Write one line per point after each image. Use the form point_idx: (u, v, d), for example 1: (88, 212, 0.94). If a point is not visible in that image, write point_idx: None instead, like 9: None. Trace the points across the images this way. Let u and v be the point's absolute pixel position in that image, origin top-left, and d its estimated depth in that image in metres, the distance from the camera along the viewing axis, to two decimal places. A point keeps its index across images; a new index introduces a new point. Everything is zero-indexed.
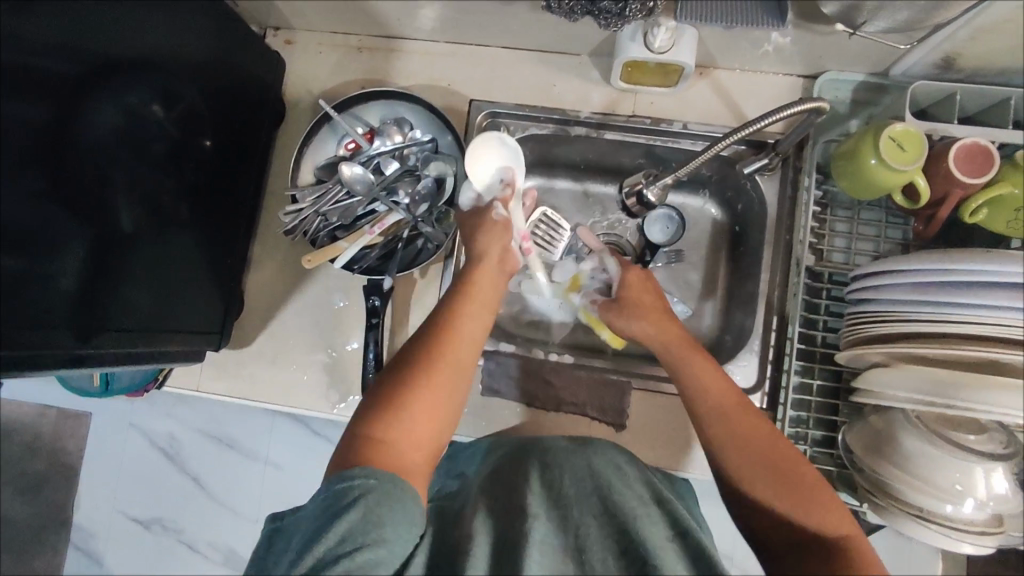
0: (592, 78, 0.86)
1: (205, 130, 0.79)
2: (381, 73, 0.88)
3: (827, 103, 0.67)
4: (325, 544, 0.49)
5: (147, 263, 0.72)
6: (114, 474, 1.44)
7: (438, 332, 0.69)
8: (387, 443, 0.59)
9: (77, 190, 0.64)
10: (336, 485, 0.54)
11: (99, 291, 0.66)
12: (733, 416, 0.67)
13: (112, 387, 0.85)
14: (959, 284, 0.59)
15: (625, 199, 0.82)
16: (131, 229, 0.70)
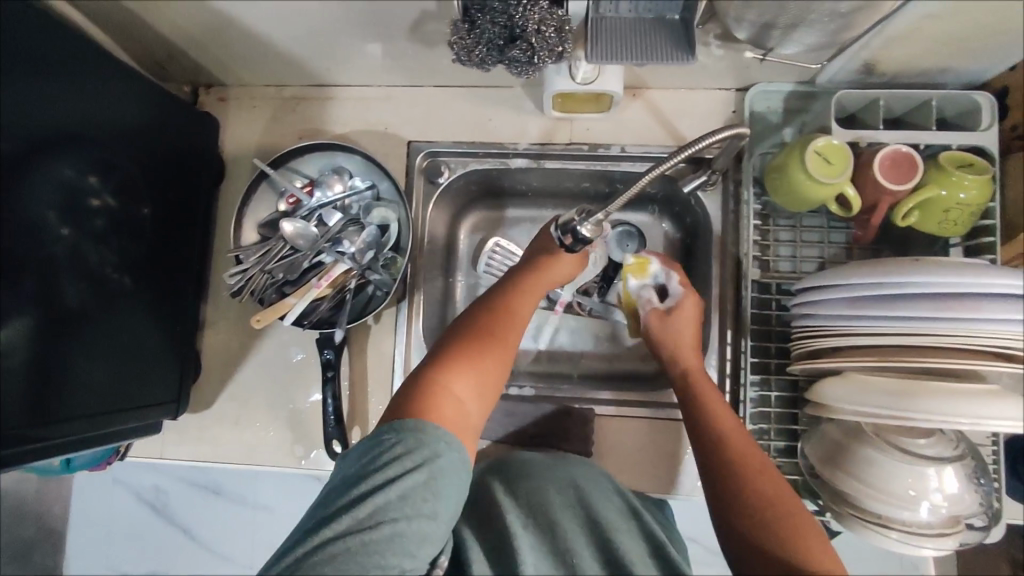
0: (527, 109, 0.86)
1: (143, 198, 0.78)
2: (316, 123, 0.88)
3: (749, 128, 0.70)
4: (385, 498, 0.53)
5: (99, 341, 0.71)
6: (105, 534, 1.44)
7: (497, 309, 0.71)
8: (457, 397, 0.62)
9: (18, 276, 0.63)
10: (403, 432, 0.56)
11: (47, 383, 0.65)
12: (731, 450, 0.65)
13: (74, 463, 0.84)
14: (896, 298, 0.59)
15: (558, 235, 0.70)
16: (76, 307, 0.69)
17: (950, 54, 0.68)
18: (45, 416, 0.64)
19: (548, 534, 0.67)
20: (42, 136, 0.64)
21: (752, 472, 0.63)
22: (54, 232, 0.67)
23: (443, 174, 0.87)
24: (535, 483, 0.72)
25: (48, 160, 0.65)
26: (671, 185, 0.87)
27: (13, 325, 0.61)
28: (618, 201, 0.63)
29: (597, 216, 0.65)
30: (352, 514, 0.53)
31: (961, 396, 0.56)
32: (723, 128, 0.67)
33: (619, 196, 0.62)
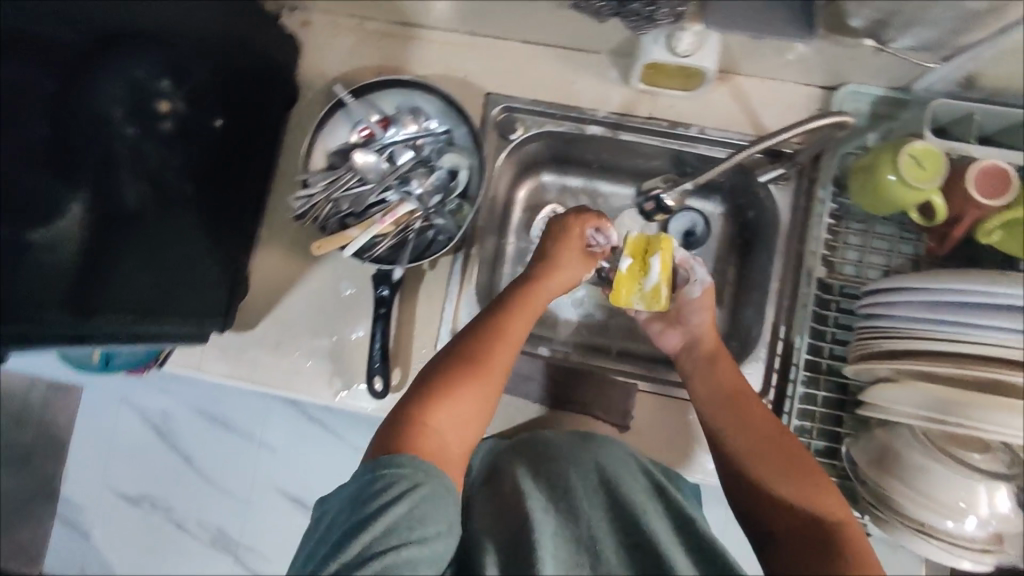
0: (611, 77, 0.85)
1: (216, 109, 0.81)
2: (396, 60, 0.87)
3: (852, 120, 0.71)
4: (370, 535, 0.53)
5: (140, 249, 0.72)
6: (107, 448, 1.44)
7: (491, 326, 0.71)
8: (432, 428, 0.63)
9: (79, 163, 0.68)
10: (378, 469, 0.58)
11: (95, 279, 0.68)
12: (746, 421, 0.71)
13: (112, 363, 0.84)
14: (969, 305, 0.60)
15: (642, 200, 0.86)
16: (134, 209, 0.72)
17: None
18: (82, 315, 0.65)
19: (571, 517, 0.65)
20: (104, 31, 0.69)
21: (767, 442, 0.69)
22: (119, 129, 0.72)
23: (517, 131, 0.86)
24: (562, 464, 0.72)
25: (111, 61, 0.70)
26: (743, 173, 0.86)
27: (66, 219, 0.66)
28: (706, 175, 0.78)
29: (682, 185, 0.82)
30: (339, 554, 0.53)
31: None
32: (820, 117, 0.72)
33: (704, 175, 0.78)
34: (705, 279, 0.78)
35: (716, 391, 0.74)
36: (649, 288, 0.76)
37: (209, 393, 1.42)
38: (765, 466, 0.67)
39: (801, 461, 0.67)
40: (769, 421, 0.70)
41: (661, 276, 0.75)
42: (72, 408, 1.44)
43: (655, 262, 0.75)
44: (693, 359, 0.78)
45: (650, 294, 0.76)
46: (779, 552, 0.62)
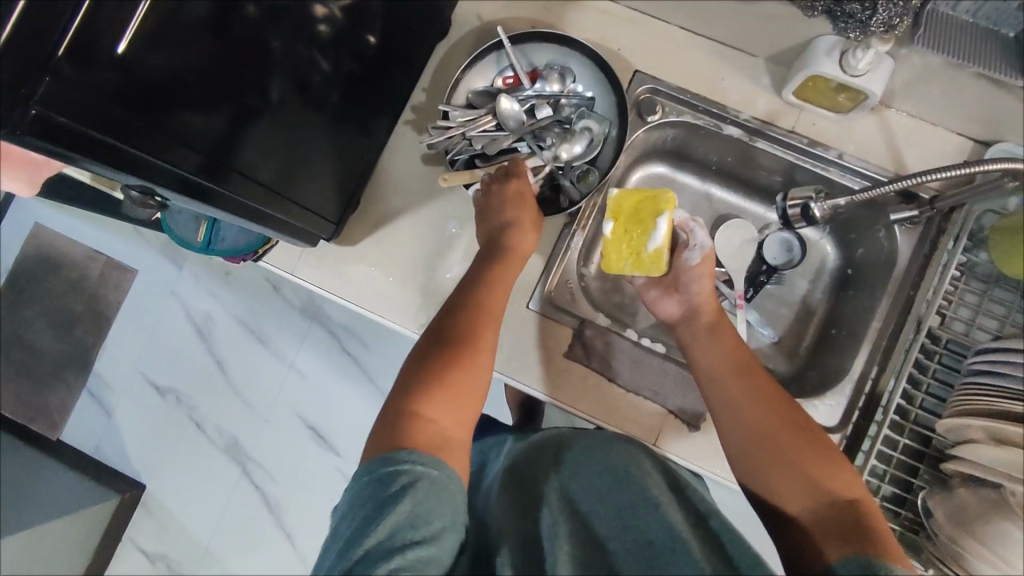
0: (762, 83, 0.84)
1: (372, 26, 0.77)
2: (553, 19, 0.87)
3: None
4: (375, 538, 0.48)
5: (269, 138, 0.69)
6: (150, 334, 1.48)
7: (469, 314, 0.69)
8: (429, 419, 0.59)
9: (241, 37, 0.60)
10: (376, 472, 0.53)
11: (231, 146, 0.63)
12: (752, 391, 0.67)
13: (214, 247, 0.86)
14: None
15: (785, 204, 0.82)
16: (275, 103, 0.68)
17: None
18: (214, 171, 0.61)
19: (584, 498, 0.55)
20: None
21: (771, 418, 0.65)
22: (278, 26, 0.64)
23: (655, 114, 0.86)
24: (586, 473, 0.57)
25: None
26: (870, 208, 0.85)
27: (212, 103, 0.59)
28: (864, 194, 0.76)
29: (837, 199, 0.78)
30: (342, 562, 0.48)
31: None
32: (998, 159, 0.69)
33: (863, 194, 0.76)
34: (705, 244, 0.78)
35: (713, 370, 0.71)
36: (652, 250, 0.77)
37: (259, 305, 1.44)
38: (776, 447, 0.63)
39: (810, 435, 0.64)
40: (760, 384, 0.68)
41: (664, 238, 0.76)
42: (126, 289, 1.48)
43: (661, 223, 0.76)
44: (693, 324, 0.76)
45: (652, 256, 0.77)
46: (797, 537, 0.60)
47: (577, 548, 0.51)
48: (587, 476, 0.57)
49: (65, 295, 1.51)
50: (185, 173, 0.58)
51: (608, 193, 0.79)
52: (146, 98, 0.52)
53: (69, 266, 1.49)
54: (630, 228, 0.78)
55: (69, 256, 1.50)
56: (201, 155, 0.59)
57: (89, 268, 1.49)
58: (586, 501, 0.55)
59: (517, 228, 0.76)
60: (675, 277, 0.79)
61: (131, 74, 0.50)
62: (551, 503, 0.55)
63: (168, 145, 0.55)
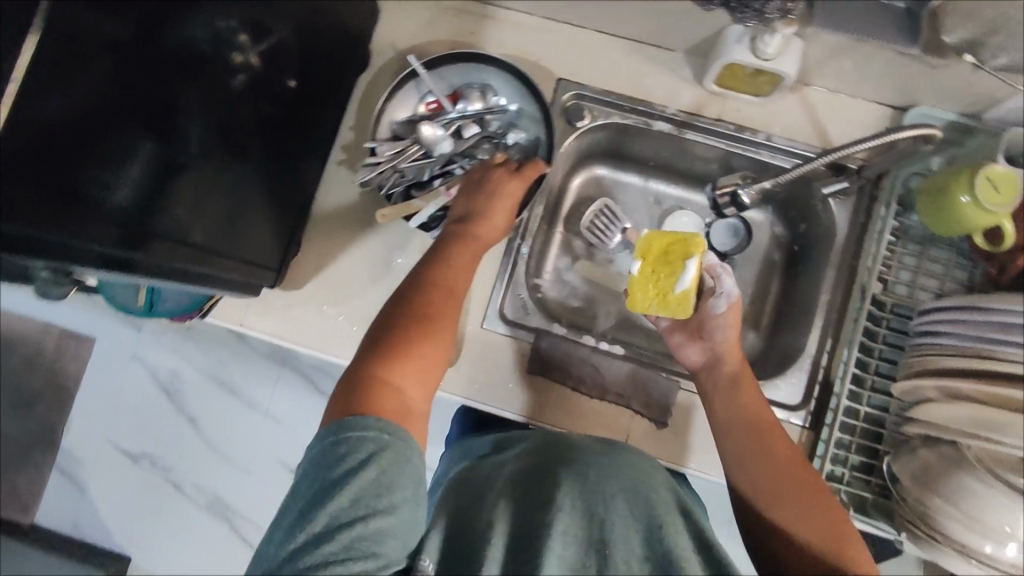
0: (684, 76, 0.85)
1: (291, 69, 0.79)
2: (472, 37, 0.88)
3: (938, 131, 0.73)
4: (337, 504, 0.49)
5: (189, 194, 0.67)
6: (113, 403, 1.42)
7: (431, 282, 0.68)
8: (392, 387, 0.58)
9: (143, 97, 0.61)
10: (341, 434, 0.53)
11: (148, 210, 0.62)
12: (762, 439, 0.67)
13: (156, 308, 0.84)
14: None
15: (714, 194, 0.83)
16: (196, 153, 0.68)
17: None
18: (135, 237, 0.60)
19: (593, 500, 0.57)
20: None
21: (784, 482, 0.63)
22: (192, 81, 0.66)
23: (583, 119, 0.86)
24: (595, 484, 0.58)
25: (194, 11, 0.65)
26: (801, 186, 0.87)
27: (117, 168, 0.58)
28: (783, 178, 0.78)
29: (762, 185, 0.80)
30: (303, 528, 0.49)
31: None
32: (913, 128, 0.72)
33: (793, 173, 0.76)
34: (732, 292, 0.73)
35: (732, 429, 0.69)
36: (681, 293, 0.70)
37: (226, 355, 1.40)
38: (781, 494, 0.63)
39: (819, 486, 0.63)
40: (775, 433, 0.67)
41: (694, 282, 0.71)
42: (85, 358, 1.43)
43: (691, 266, 0.70)
44: (714, 378, 0.73)
45: (678, 298, 0.70)
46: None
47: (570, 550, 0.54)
48: (595, 490, 0.57)
49: (21, 373, 1.45)
50: (102, 249, 0.57)
51: (638, 234, 0.74)
52: (40, 160, 0.50)
53: (21, 342, 1.43)
54: (657, 269, 0.72)
55: (20, 331, 1.44)
56: (121, 225, 0.59)
57: (42, 342, 1.44)
58: (590, 511, 0.56)
59: (478, 216, 0.74)
60: (697, 325, 0.76)
61: (29, 129, 0.49)
62: (562, 507, 0.56)
63: (86, 222, 0.55)
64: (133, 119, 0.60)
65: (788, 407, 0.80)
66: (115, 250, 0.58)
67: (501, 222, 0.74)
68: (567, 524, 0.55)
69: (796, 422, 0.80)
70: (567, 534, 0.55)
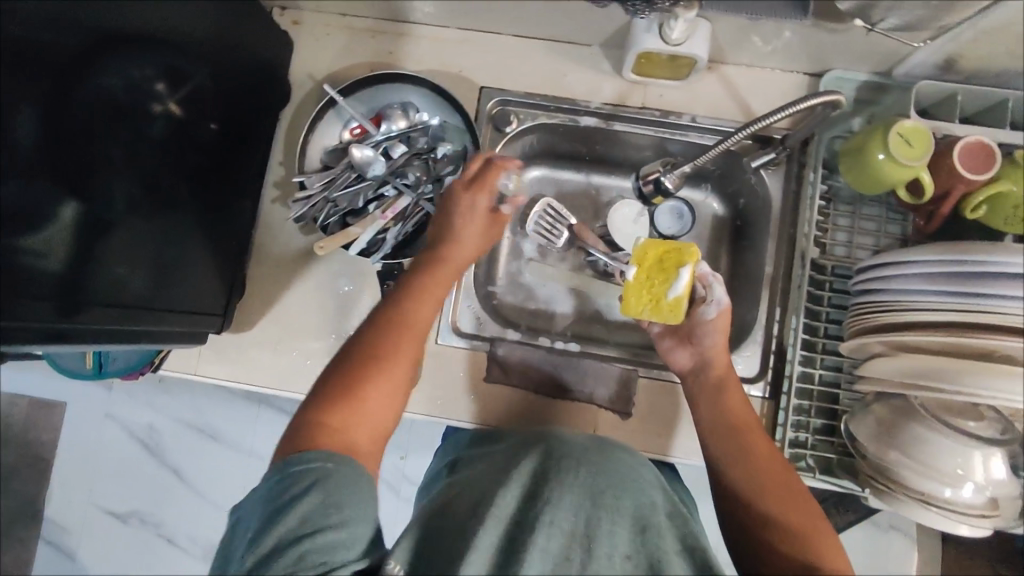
0: (604, 69, 0.86)
1: (212, 113, 0.78)
2: (390, 56, 0.88)
3: (842, 97, 0.73)
4: (286, 526, 0.51)
5: (125, 253, 0.67)
6: (93, 466, 1.40)
7: (371, 314, 0.68)
8: (339, 422, 0.59)
9: (64, 159, 0.60)
10: (290, 467, 0.55)
11: (85, 274, 0.62)
12: (748, 449, 0.67)
13: (106, 369, 0.83)
14: (987, 275, 0.60)
15: (642, 182, 0.85)
16: (122, 211, 0.67)
17: None
18: (73, 305, 0.60)
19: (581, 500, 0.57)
20: (99, 38, 0.62)
21: (767, 491, 0.64)
22: (113, 135, 0.65)
23: (510, 125, 0.87)
24: (587, 479, 0.59)
25: (113, 56, 0.64)
26: (732, 163, 0.88)
27: (47, 235, 0.58)
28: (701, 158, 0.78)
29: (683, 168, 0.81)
30: (253, 549, 0.50)
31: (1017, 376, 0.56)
32: (813, 95, 0.72)
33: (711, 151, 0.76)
34: (722, 300, 0.73)
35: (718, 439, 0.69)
36: (673, 299, 0.72)
37: (203, 403, 1.38)
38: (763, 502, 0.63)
39: (799, 496, 0.64)
40: (762, 445, 0.68)
41: (687, 288, 0.72)
42: (57, 425, 1.40)
43: (684, 273, 0.72)
44: (701, 383, 0.74)
45: (671, 304, 0.72)
46: None
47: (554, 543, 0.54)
48: (588, 485, 0.58)
49: None
50: (43, 322, 0.57)
51: (637, 239, 0.76)
52: None
53: None
54: (651, 276, 0.74)
55: None
56: (53, 298, 0.58)
57: (11, 415, 1.41)
58: (580, 506, 0.57)
59: (450, 239, 0.74)
60: (687, 331, 0.76)
61: None
62: (549, 502, 0.56)
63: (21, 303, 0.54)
64: (54, 185, 0.59)
65: (747, 379, 0.82)
66: (55, 322, 0.58)
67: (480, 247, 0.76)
68: (555, 519, 0.55)
69: (757, 394, 0.81)
70: (552, 527, 0.55)
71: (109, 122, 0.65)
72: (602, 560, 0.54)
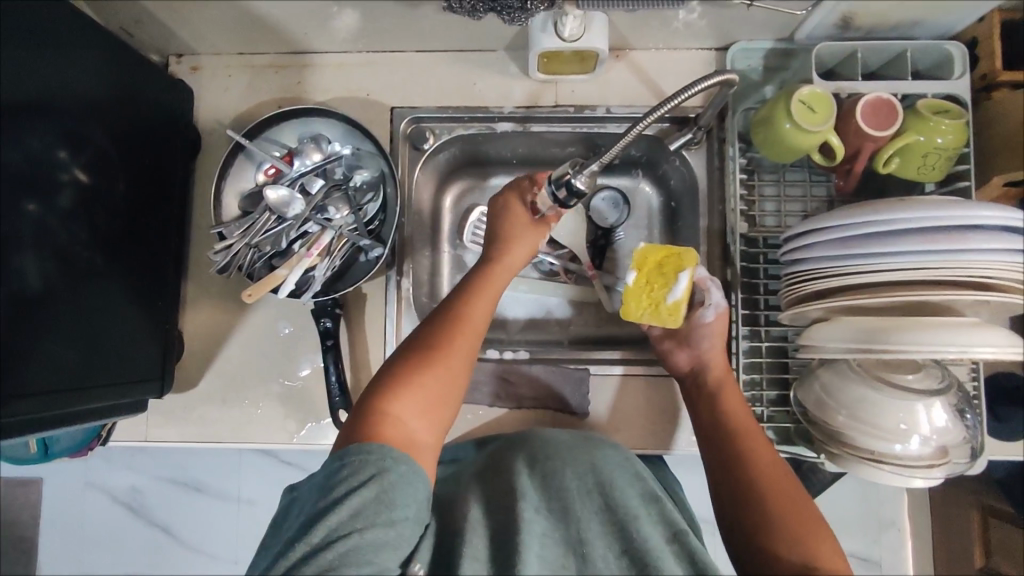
0: (511, 73, 0.85)
1: (118, 175, 0.75)
2: (295, 90, 0.86)
3: (736, 76, 0.70)
4: (336, 518, 0.53)
5: (49, 334, 0.65)
6: (80, 538, 1.36)
7: (465, 312, 0.68)
8: (400, 417, 0.60)
9: None
10: (348, 455, 0.56)
11: (10, 362, 0.60)
12: (753, 445, 0.67)
13: (52, 450, 0.81)
14: (898, 233, 0.60)
15: (551, 188, 0.69)
16: (40, 289, 0.64)
17: (925, 6, 0.70)
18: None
19: (563, 515, 0.65)
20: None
21: (766, 480, 0.64)
22: (20, 208, 0.63)
23: (428, 140, 0.86)
24: (572, 482, 0.67)
25: (7, 131, 0.61)
26: (654, 146, 0.88)
27: None
28: (608, 152, 0.64)
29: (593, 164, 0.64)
30: (306, 537, 0.53)
31: (947, 329, 0.57)
32: (713, 75, 0.68)
33: (613, 147, 0.62)
34: (721, 302, 0.74)
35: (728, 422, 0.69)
36: (673, 303, 0.71)
37: (183, 457, 1.35)
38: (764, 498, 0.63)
39: (797, 494, 0.63)
40: (762, 448, 0.66)
41: (686, 293, 0.71)
42: (38, 502, 1.36)
43: (683, 278, 0.71)
44: (700, 389, 0.73)
45: (669, 309, 0.72)
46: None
47: (546, 547, 0.62)
48: (573, 487, 0.66)
49: None
50: None
51: (636, 244, 0.73)
52: None
53: None
54: (652, 282, 0.72)
55: None
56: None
57: None
58: (566, 510, 0.65)
59: (501, 242, 0.74)
60: (687, 335, 0.75)
61: None
62: (537, 512, 0.64)
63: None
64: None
65: None
66: None
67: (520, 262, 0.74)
68: (541, 527, 0.63)
69: None
70: (545, 537, 0.63)
71: (16, 198, 0.62)
72: (595, 558, 0.62)
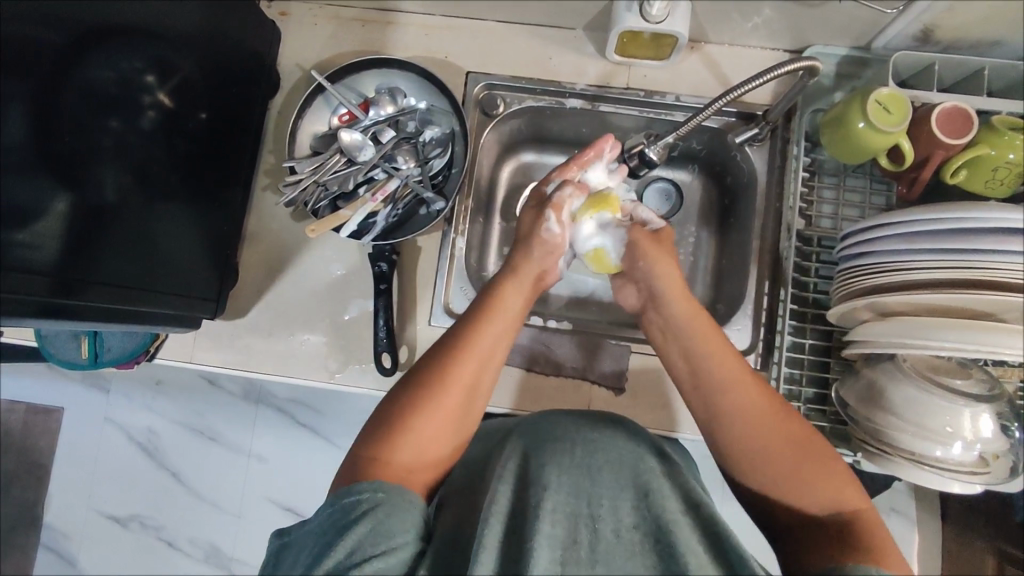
0: (587, 52, 0.87)
1: (200, 103, 0.78)
2: (377, 45, 0.89)
3: (820, 64, 0.71)
4: (336, 556, 0.50)
5: (119, 239, 0.67)
6: (92, 471, 1.29)
7: (465, 349, 0.64)
8: (394, 464, 0.58)
9: (59, 146, 0.62)
10: (339, 498, 0.54)
11: (80, 255, 0.63)
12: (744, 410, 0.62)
13: (101, 359, 0.85)
14: (964, 232, 0.60)
15: (626, 158, 0.81)
16: (114, 202, 0.67)
17: (1004, 25, 0.71)
18: (71, 286, 0.62)
19: (574, 491, 0.55)
20: (79, 29, 0.63)
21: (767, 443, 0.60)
22: (103, 121, 0.66)
23: (498, 108, 0.88)
24: (582, 459, 0.57)
25: (97, 53, 0.65)
26: (718, 139, 0.89)
27: (45, 221, 0.60)
28: (683, 127, 0.74)
29: (665, 138, 0.76)
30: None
31: (1004, 332, 0.57)
32: (795, 60, 0.70)
33: (687, 122, 0.74)
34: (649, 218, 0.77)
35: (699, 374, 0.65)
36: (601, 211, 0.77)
37: (200, 403, 1.27)
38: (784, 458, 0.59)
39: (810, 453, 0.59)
40: (755, 398, 0.62)
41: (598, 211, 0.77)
42: (57, 432, 1.30)
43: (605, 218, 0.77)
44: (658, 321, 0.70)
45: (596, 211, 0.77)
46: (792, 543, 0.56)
47: (556, 528, 0.52)
48: (582, 463, 0.57)
49: None
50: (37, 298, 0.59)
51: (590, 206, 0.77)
52: None
53: None
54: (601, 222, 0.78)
55: None
56: (46, 275, 0.59)
57: (7, 421, 1.32)
58: (577, 486, 0.55)
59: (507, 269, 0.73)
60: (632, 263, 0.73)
61: None
62: (548, 486, 0.55)
63: (14, 282, 0.56)
64: (41, 177, 0.60)
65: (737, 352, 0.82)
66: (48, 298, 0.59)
67: (554, 277, 0.76)
68: (554, 503, 0.53)
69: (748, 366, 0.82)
70: (555, 513, 0.53)
71: (94, 112, 0.65)
72: (609, 543, 0.52)
